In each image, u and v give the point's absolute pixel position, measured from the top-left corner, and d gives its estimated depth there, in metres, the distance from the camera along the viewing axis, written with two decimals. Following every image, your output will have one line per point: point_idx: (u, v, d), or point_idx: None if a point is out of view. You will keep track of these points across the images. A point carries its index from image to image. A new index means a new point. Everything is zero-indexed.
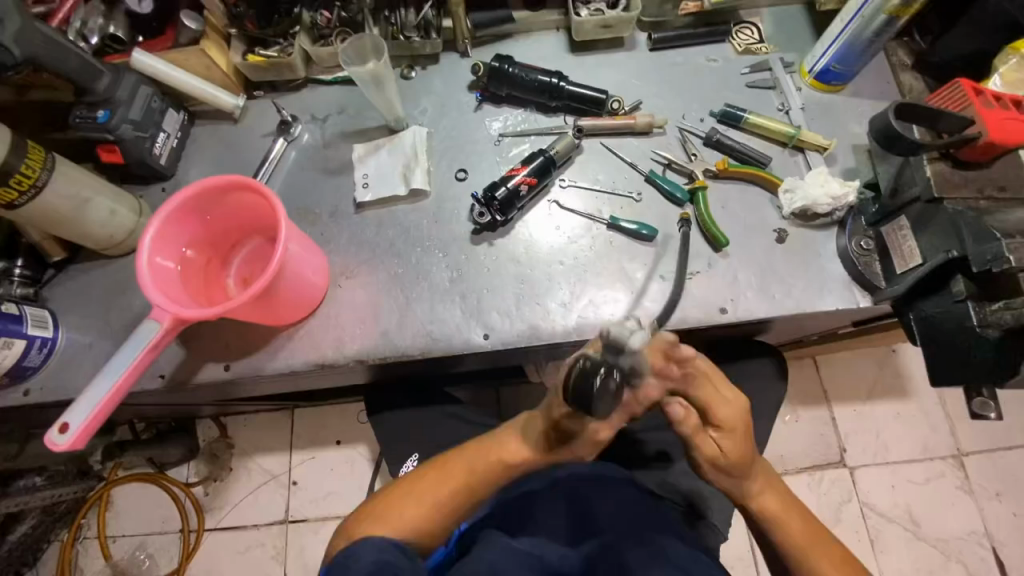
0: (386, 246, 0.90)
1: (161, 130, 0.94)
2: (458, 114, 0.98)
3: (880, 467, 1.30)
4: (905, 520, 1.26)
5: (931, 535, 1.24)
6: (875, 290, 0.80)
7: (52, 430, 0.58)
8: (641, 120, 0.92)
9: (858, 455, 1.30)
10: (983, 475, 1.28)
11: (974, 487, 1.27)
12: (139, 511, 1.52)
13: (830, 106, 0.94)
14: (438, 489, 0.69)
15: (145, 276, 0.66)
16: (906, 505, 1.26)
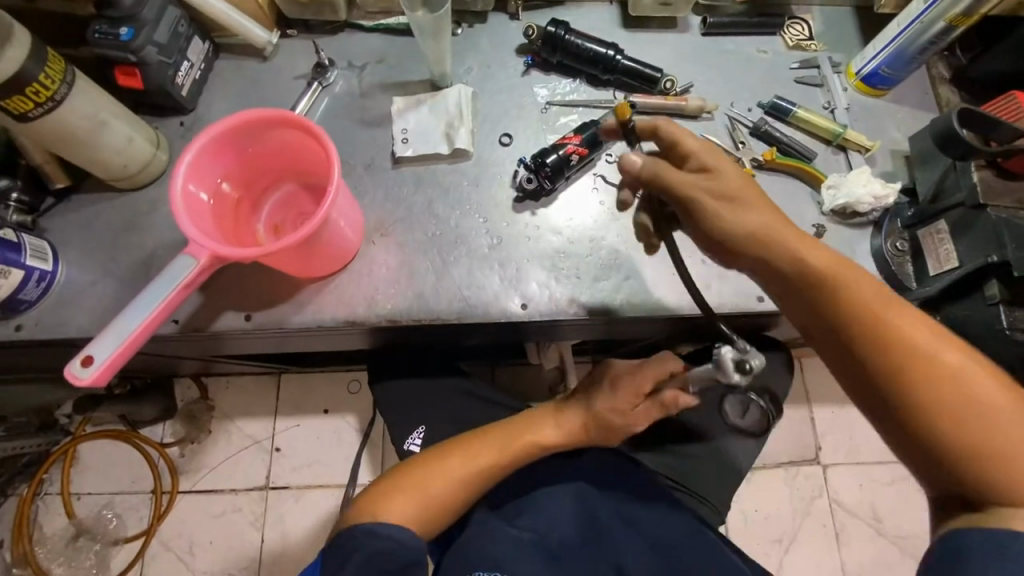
0: (424, 206, 0.86)
1: (185, 58, 0.87)
2: (504, 77, 0.94)
3: (851, 466, 1.38)
4: (869, 517, 1.35)
5: (891, 531, 1.33)
6: (905, 291, 0.82)
7: (75, 363, 0.54)
8: (692, 103, 0.91)
9: (831, 453, 1.39)
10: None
11: None
12: (108, 469, 1.44)
13: (873, 110, 0.95)
14: (469, 460, 0.78)
15: (180, 206, 0.62)
16: (870, 502, 1.35)
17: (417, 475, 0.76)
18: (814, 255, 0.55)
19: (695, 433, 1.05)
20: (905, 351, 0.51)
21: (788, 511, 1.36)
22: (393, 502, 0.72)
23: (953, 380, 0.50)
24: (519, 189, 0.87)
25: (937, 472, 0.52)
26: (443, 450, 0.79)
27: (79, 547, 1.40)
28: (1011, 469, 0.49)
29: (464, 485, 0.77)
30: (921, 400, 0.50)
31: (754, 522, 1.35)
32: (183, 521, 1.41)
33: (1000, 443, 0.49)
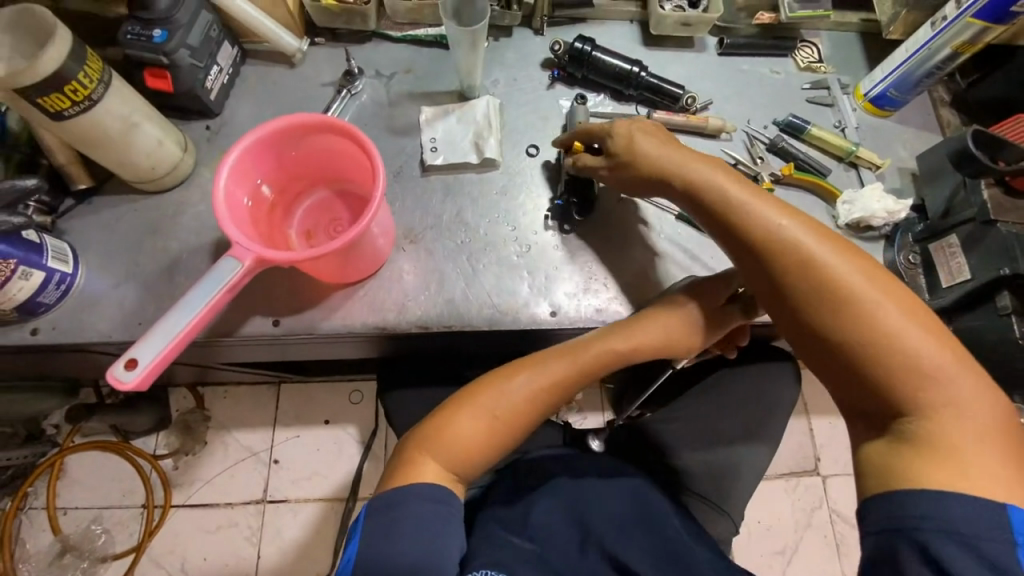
0: (453, 214, 0.87)
1: (215, 62, 0.87)
2: (529, 90, 0.96)
3: (848, 475, 1.41)
4: None
5: None
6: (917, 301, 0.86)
7: (118, 366, 0.53)
8: (712, 122, 0.94)
9: (830, 464, 1.41)
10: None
11: None
12: (98, 482, 1.39)
13: (881, 130, 1.00)
14: (538, 378, 0.75)
15: (224, 211, 0.61)
16: None
17: (483, 392, 0.73)
18: (732, 195, 0.68)
19: (708, 442, 1.06)
20: (807, 271, 0.61)
21: (789, 521, 1.37)
22: (461, 423, 0.71)
23: (854, 293, 0.59)
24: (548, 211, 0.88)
25: (848, 379, 0.59)
26: (509, 370, 0.76)
27: (64, 565, 1.33)
28: (912, 367, 0.56)
29: (532, 403, 0.74)
30: (859, 337, 0.58)
31: (757, 533, 1.36)
32: (177, 536, 1.36)
33: (898, 347, 0.56)
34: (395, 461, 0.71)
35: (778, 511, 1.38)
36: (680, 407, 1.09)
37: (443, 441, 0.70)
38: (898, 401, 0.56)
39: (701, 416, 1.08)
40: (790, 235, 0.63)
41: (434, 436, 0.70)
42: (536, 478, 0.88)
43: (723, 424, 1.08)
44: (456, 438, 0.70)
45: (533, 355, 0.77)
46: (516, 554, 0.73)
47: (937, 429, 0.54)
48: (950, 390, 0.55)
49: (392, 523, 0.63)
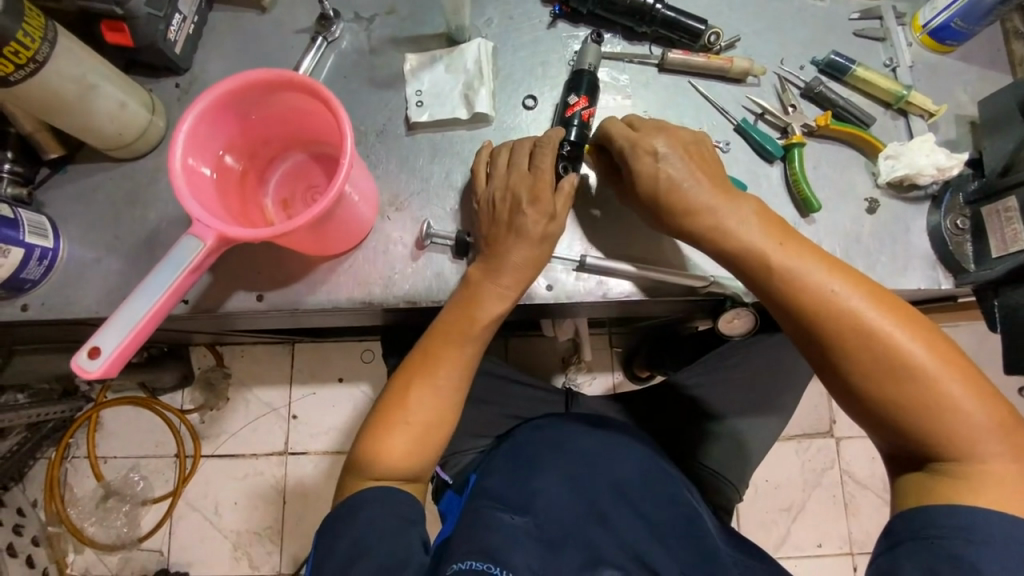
0: (441, 177, 0.80)
1: (176, 10, 0.79)
2: (528, 30, 0.85)
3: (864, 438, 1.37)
4: (879, 488, 1.35)
5: None
6: (961, 272, 0.77)
7: (80, 355, 0.51)
8: (737, 65, 0.81)
9: (846, 427, 1.37)
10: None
11: None
12: (132, 435, 1.47)
13: (938, 69, 0.85)
14: (437, 380, 0.71)
15: (180, 183, 0.56)
16: (882, 474, 1.35)
17: (412, 404, 0.70)
18: (767, 251, 0.65)
19: (716, 411, 1.03)
20: (846, 326, 0.61)
21: (801, 482, 1.35)
22: (397, 436, 0.69)
23: (892, 345, 0.59)
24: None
25: (888, 427, 0.61)
26: (424, 369, 0.71)
27: (108, 508, 1.43)
28: (947, 411, 0.57)
29: (447, 403, 0.71)
30: (895, 387, 0.59)
31: (765, 492, 1.35)
32: (208, 483, 1.44)
33: (943, 397, 0.58)
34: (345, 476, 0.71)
35: (786, 472, 1.36)
36: (688, 376, 1.05)
37: (375, 466, 0.69)
38: (936, 448, 0.58)
39: (712, 384, 1.04)
40: (832, 289, 0.62)
41: (367, 451, 0.69)
42: (534, 445, 0.89)
43: (733, 393, 1.03)
44: (388, 456, 0.69)
45: (427, 350, 0.72)
46: (513, 529, 0.73)
47: (977, 462, 0.56)
48: (991, 436, 0.56)
49: (354, 522, 0.64)
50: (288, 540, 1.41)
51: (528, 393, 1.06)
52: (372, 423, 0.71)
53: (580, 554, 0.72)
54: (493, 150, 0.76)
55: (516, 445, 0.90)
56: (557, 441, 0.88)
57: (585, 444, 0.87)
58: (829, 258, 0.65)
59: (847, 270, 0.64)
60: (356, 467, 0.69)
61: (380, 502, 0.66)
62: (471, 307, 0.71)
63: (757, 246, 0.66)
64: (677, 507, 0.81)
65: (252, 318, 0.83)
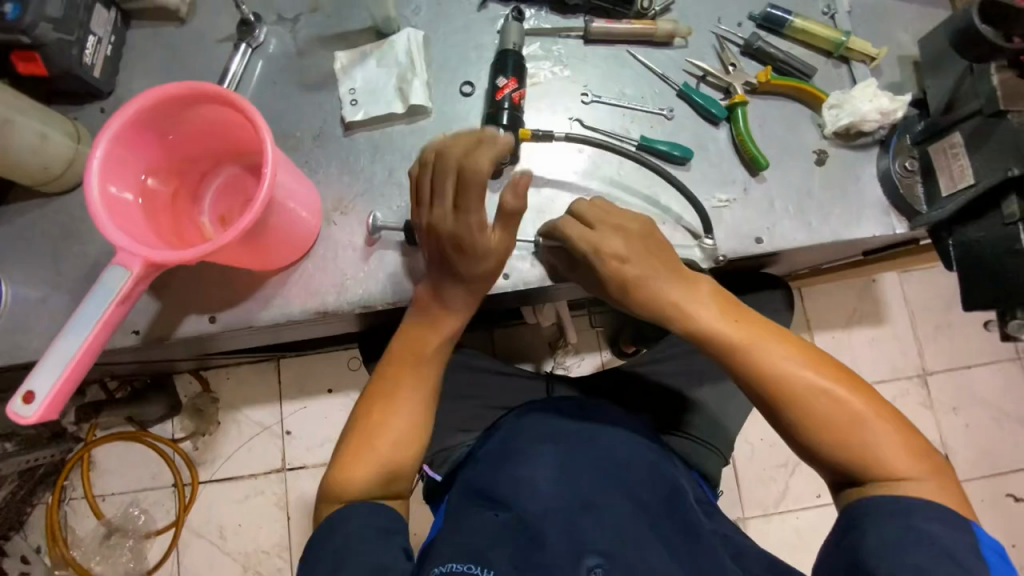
0: (385, 176, 0.78)
1: (89, 32, 0.75)
2: (457, 14, 0.82)
3: None
4: None
5: None
6: (915, 214, 0.77)
7: (14, 400, 0.50)
8: (662, 28, 0.80)
9: None
10: (942, 391, 1.29)
11: (935, 402, 1.28)
12: (127, 470, 1.44)
13: (877, 11, 0.84)
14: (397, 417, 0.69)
15: (99, 211, 0.54)
16: None
17: (377, 435, 0.69)
18: (668, 290, 0.66)
19: (697, 380, 1.03)
20: (768, 334, 0.64)
21: None
22: (360, 464, 0.67)
23: (790, 370, 0.62)
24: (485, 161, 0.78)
25: (810, 451, 0.61)
26: (387, 396, 0.70)
27: (112, 545, 1.41)
28: (854, 423, 0.59)
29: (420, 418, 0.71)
30: (803, 406, 0.60)
31: (761, 451, 1.37)
32: (209, 508, 1.43)
33: (845, 412, 0.60)
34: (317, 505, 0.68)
35: None
36: (666, 349, 1.05)
37: (352, 486, 0.66)
38: (854, 466, 0.59)
39: (691, 354, 1.04)
40: (731, 322, 0.64)
41: (343, 478, 0.67)
42: (521, 431, 0.87)
43: (712, 359, 1.03)
44: (363, 479, 0.67)
45: (370, 402, 0.71)
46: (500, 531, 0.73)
47: (891, 467, 0.58)
48: (898, 445, 0.58)
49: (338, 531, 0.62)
50: (294, 553, 1.41)
51: (508, 382, 1.06)
52: (341, 452, 0.69)
53: (565, 538, 0.71)
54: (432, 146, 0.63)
55: (506, 434, 0.88)
56: (542, 426, 0.87)
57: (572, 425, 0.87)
58: (717, 292, 0.67)
59: (737, 303, 0.67)
60: (324, 498, 0.67)
61: (362, 515, 0.63)
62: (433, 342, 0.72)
63: (661, 286, 0.67)
64: (663, 482, 0.82)
65: (213, 341, 0.82)
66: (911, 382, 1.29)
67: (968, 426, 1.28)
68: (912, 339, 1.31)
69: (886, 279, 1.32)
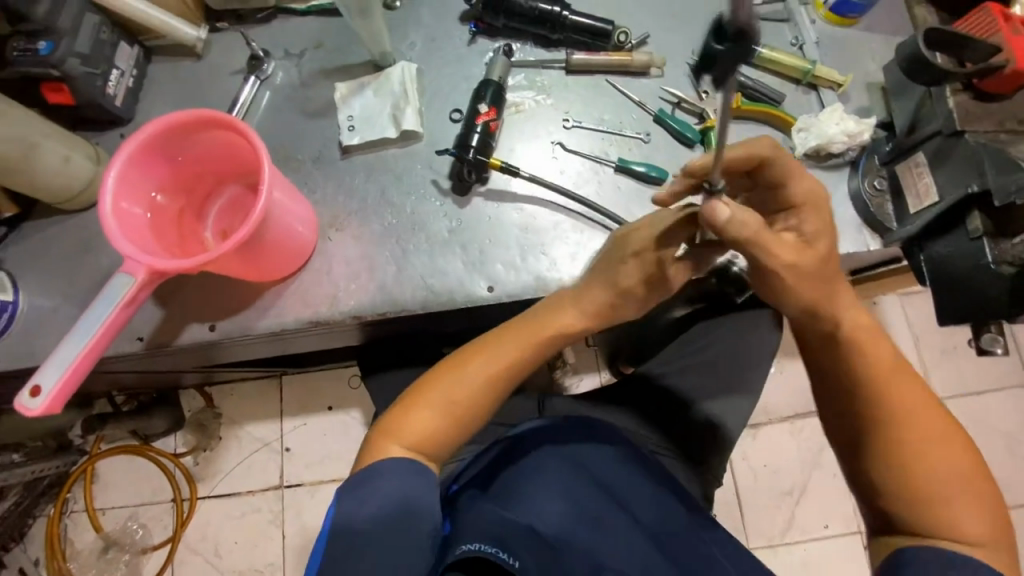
0: (378, 195, 0.83)
1: (114, 66, 0.84)
2: (449, 48, 0.89)
3: None
4: None
5: None
6: (886, 231, 0.79)
7: (22, 395, 0.54)
8: (638, 59, 0.86)
9: None
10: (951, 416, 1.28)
11: None
12: (128, 484, 1.47)
13: (844, 41, 0.89)
14: (487, 366, 0.71)
15: (112, 224, 0.59)
16: None
17: (455, 411, 0.70)
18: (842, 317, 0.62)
19: (686, 397, 1.03)
20: (911, 385, 0.63)
21: (799, 463, 1.33)
22: (417, 422, 0.69)
23: (911, 423, 0.62)
24: (454, 179, 0.83)
25: (891, 505, 0.62)
26: (478, 377, 0.71)
27: (109, 559, 1.43)
28: (946, 494, 0.60)
29: (488, 391, 0.71)
30: (917, 462, 0.61)
31: (762, 476, 1.33)
32: (207, 523, 1.44)
33: (947, 485, 0.60)
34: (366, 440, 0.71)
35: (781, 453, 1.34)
36: (655, 366, 1.06)
37: (408, 433, 0.69)
38: (927, 527, 0.60)
39: (680, 371, 1.05)
40: (890, 361, 0.62)
41: (402, 419, 0.70)
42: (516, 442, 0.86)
43: (701, 375, 1.04)
44: (419, 432, 0.69)
45: (464, 350, 0.73)
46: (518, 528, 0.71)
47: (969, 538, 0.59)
48: (987, 529, 0.59)
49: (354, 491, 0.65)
50: (289, 570, 1.40)
51: None
52: (412, 393, 0.71)
53: (577, 556, 0.71)
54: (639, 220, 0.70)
55: (503, 447, 0.86)
56: (576, 427, 0.86)
57: (600, 433, 0.86)
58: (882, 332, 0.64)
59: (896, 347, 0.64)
60: (382, 433, 0.69)
61: (396, 472, 0.66)
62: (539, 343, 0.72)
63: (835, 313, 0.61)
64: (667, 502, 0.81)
65: (211, 351, 0.86)
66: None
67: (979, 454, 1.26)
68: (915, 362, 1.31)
69: (888, 301, 1.33)
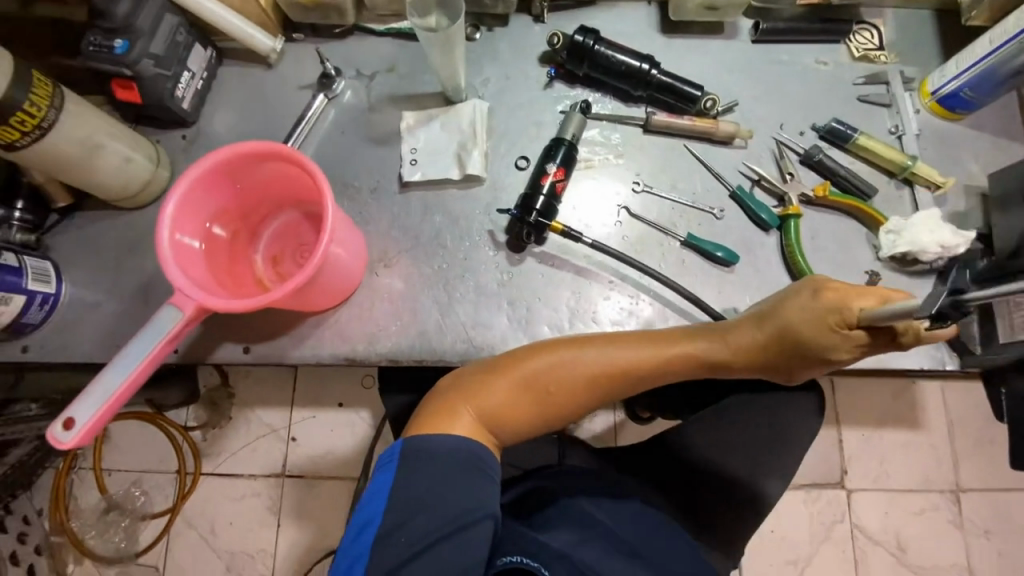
0: (431, 235, 0.81)
1: (185, 68, 0.82)
2: (524, 89, 0.86)
3: (878, 493, 1.18)
4: (892, 546, 1.16)
5: (915, 562, 1.15)
6: (967, 354, 0.73)
7: (56, 426, 0.54)
8: (723, 129, 0.80)
9: (859, 477, 1.19)
10: (975, 512, 1.17)
11: (965, 523, 1.16)
12: (136, 447, 1.33)
13: (947, 137, 0.83)
14: (596, 360, 0.63)
15: (166, 255, 0.58)
16: (896, 531, 1.16)
17: (543, 401, 0.62)
18: None
19: None
20: None
21: (807, 535, 1.17)
22: (503, 394, 0.61)
23: None
24: (510, 233, 0.80)
25: None
26: (584, 369, 0.63)
27: (109, 521, 1.31)
28: None
29: (588, 386, 0.63)
30: None
31: (769, 544, 1.17)
32: (207, 501, 1.30)
33: None
34: (434, 399, 0.62)
35: (792, 523, 1.18)
36: None
37: (488, 405, 0.61)
38: None
39: None
40: None
41: (486, 392, 0.61)
42: (549, 489, 0.80)
43: (732, 454, 0.90)
44: (499, 408, 0.61)
45: (577, 337, 0.65)
46: (545, 552, 0.64)
47: None
48: None
49: (426, 470, 0.56)
50: None
51: None
52: (506, 365, 0.63)
53: None
54: (816, 284, 0.61)
55: (526, 490, 0.80)
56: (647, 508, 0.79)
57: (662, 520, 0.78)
58: None
59: None
60: (461, 397, 0.61)
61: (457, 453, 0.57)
62: (661, 357, 0.64)
63: None
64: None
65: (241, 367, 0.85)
66: (943, 497, 1.17)
67: (1001, 554, 1.16)
68: (948, 452, 1.18)
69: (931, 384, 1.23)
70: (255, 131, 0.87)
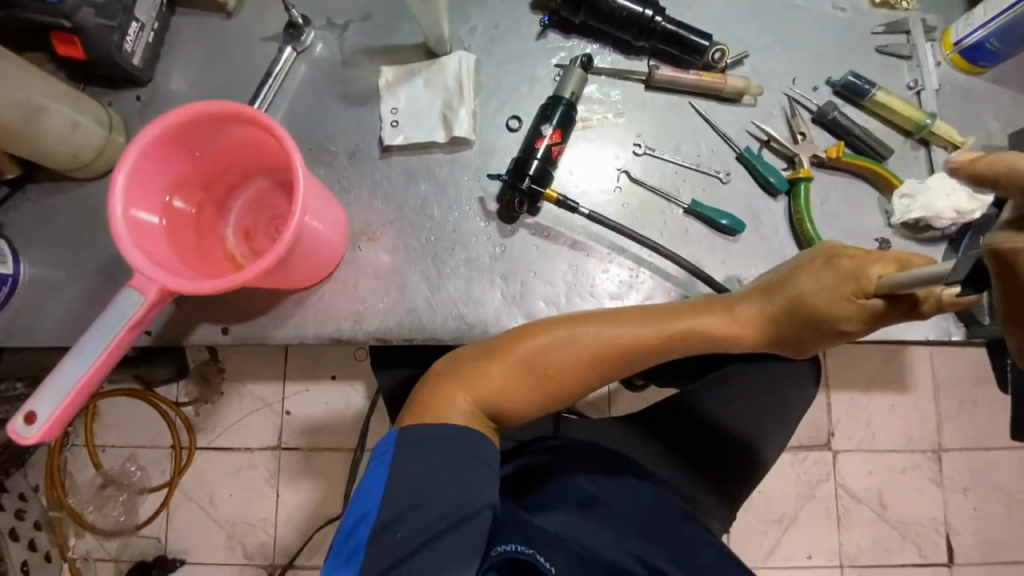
0: (416, 204, 0.75)
1: (133, 17, 0.72)
2: (514, 41, 0.78)
3: (865, 453, 1.20)
4: (874, 503, 1.20)
5: (895, 517, 1.19)
6: (975, 323, 0.71)
7: (16, 422, 0.50)
8: (732, 84, 0.74)
9: (845, 439, 1.20)
10: (956, 470, 1.19)
11: (946, 481, 1.19)
12: (128, 424, 1.30)
13: (968, 93, 0.77)
14: (596, 340, 0.60)
15: (121, 234, 0.53)
16: (879, 489, 1.19)
17: (541, 383, 0.59)
18: None
19: None
20: None
21: (794, 493, 1.20)
22: (500, 378, 0.58)
23: None
24: (501, 202, 0.74)
25: None
26: (584, 349, 0.59)
27: (106, 496, 1.29)
28: None
29: (589, 366, 0.60)
30: None
31: (758, 503, 1.20)
32: (202, 476, 1.29)
33: None
34: (427, 385, 0.59)
35: (779, 483, 1.20)
36: None
37: (484, 390, 0.58)
38: None
39: None
40: None
41: (482, 377, 0.58)
42: (545, 466, 0.78)
43: (731, 424, 0.89)
44: (496, 392, 0.58)
45: (577, 316, 0.62)
46: (545, 536, 0.63)
47: None
48: None
49: (423, 459, 0.53)
50: None
51: None
52: (503, 347, 0.60)
53: None
54: (832, 255, 0.58)
55: (523, 466, 0.78)
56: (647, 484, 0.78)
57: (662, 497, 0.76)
58: None
59: None
60: (456, 384, 0.58)
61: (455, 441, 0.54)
62: (665, 335, 0.61)
63: None
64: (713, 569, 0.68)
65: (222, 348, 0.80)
66: (925, 456, 1.20)
67: (975, 508, 1.19)
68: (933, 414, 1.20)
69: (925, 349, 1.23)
70: (219, 89, 0.79)
